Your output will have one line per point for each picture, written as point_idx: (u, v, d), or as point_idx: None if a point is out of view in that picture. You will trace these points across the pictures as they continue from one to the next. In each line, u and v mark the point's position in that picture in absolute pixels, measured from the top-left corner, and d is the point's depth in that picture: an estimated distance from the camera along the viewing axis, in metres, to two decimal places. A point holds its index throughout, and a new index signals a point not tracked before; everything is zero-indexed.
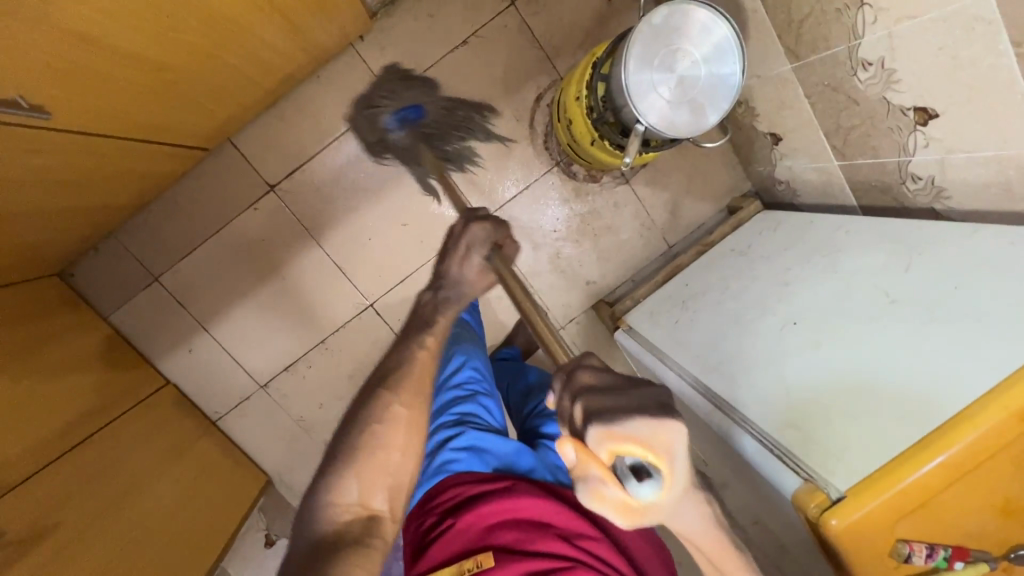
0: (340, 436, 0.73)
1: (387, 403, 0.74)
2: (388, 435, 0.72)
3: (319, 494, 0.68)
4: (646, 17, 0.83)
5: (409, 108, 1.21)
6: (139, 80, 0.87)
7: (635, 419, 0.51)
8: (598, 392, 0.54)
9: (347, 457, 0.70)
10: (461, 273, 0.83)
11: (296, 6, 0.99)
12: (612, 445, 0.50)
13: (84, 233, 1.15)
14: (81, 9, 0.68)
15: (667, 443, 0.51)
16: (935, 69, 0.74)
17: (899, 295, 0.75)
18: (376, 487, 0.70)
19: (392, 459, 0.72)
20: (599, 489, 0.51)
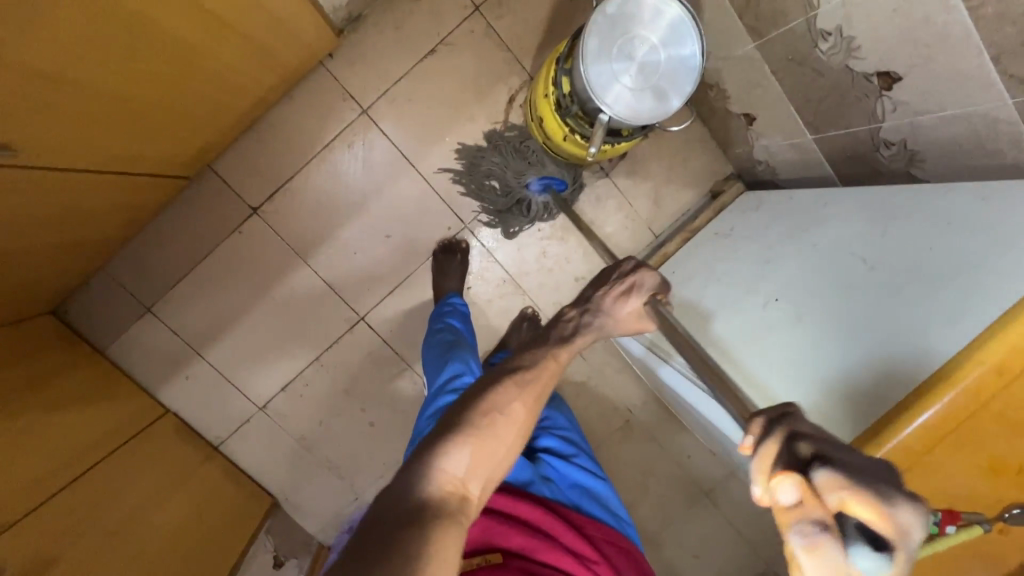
0: (456, 407, 0.61)
1: (511, 394, 0.62)
2: (505, 428, 0.60)
3: (429, 452, 0.57)
4: (597, 9, 0.84)
5: (555, 178, 1.27)
6: (109, 112, 0.85)
7: (879, 481, 0.34)
8: (826, 441, 0.38)
9: (453, 426, 0.59)
10: (614, 308, 0.71)
11: (262, 29, 1.01)
12: (848, 496, 0.33)
13: (74, 269, 1.17)
14: (41, 47, 0.67)
15: (909, 518, 0.33)
16: (892, 32, 0.73)
17: (876, 261, 0.75)
18: (479, 462, 0.58)
19: (497, 451, 0.59)
20: (819, 539, 0.31)
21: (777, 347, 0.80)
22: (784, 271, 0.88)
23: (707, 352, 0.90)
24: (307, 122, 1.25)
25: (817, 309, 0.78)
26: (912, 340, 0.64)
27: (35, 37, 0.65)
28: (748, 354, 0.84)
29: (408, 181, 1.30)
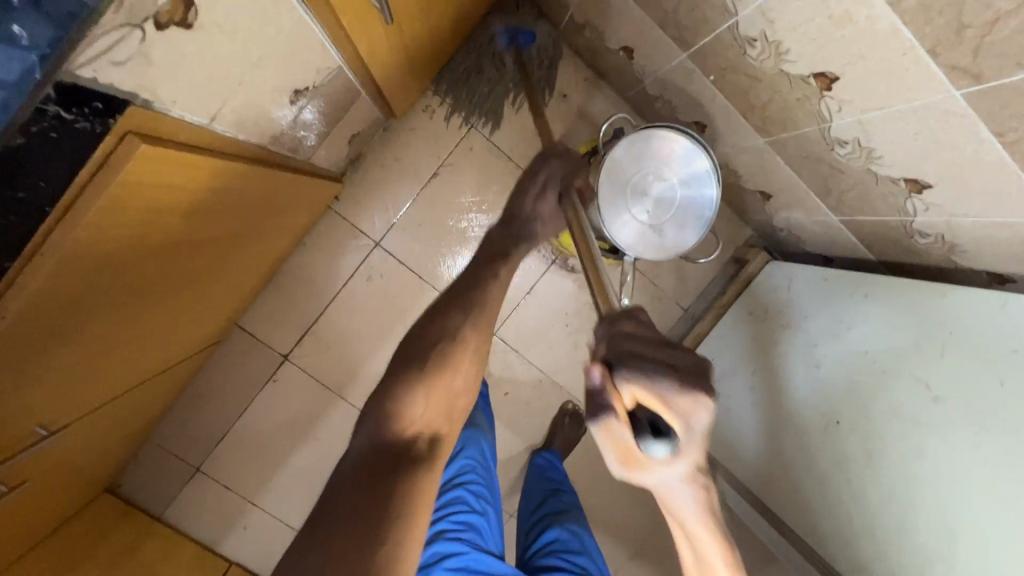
0: (406, 346, 0.56)
1: (457, 319, 0.57)
2: (461, 354, 0.55)
3: (382, 404, 0.52)
4: (605, 156, 0.82)
5: (524, 32, 1.19)
6: (151, 347, 0.82)
7: (666, 377, 0.43)
8: (642, 341, 0.46)
9: (406, 363, 0.54)
10: (535, 211, 0.74)
11: (292, 217, 1.02)
12: (638, 392, 0.44)
13: (127, 449, 1.17)
14: (101, 344, 0.64)
15: (695, 418, 0.43)
16: (916, 150, 0.70)
17: (941, 391, 0.72)
18: (440, 399, 0.53)
19: (457, 381, 0.55)
20: (611, 422, 0.45)
21: (854, 482, 0.80)
22: (840, 382, 0.86)
23: (778, 478, 0.94)
24: (323, 264, 1.25)
25: (880, 441, 0.77)
26: (996, 497, 0.63)
27: (95, 339, 0.62)
28: (825, 487, 0.84)
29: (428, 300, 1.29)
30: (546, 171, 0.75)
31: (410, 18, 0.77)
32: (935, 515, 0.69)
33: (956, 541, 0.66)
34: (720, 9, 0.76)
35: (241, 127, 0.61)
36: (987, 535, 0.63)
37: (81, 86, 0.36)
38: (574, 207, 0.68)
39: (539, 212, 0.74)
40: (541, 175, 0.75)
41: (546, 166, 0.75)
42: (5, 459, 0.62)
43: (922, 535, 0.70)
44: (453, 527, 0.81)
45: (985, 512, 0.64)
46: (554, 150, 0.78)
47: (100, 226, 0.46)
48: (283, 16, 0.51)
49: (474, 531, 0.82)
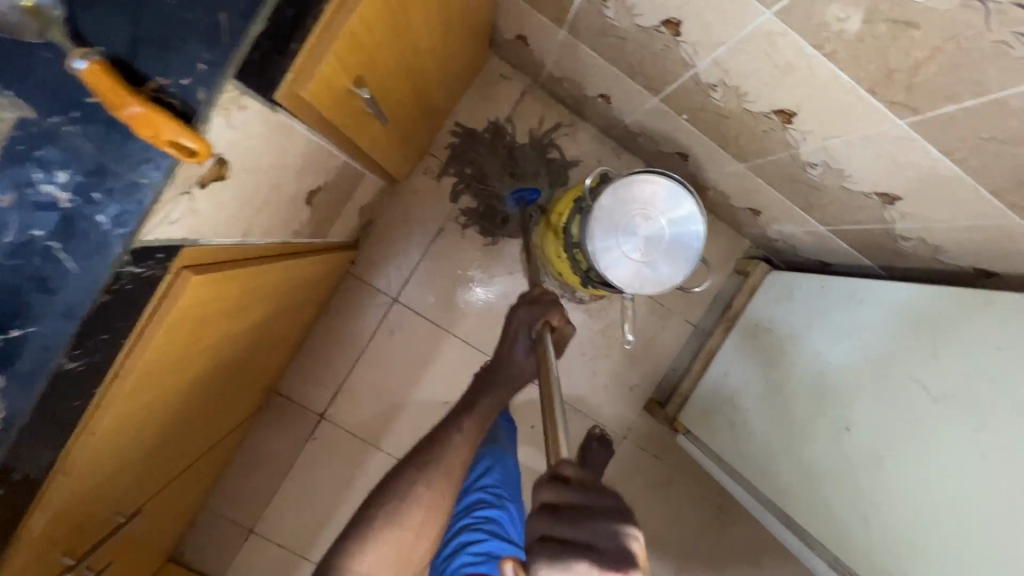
0: (367, 506, 0.70)
1: (411, 482, 0.70)
2: (409, 517, 0.69)
3: (337, 557, 0.67)
4: (594, 205, 0.89)
5: (529, 190, 1.27)
6: (206, 425, 0.91)
7: (581, 566, 0.41)
8: (567, 505, 0.45)
9: (364, 521, 0.69)
10: (513, 359, 0.82)
11: (316, 290, 1.12)
12: None
13: (187, 517, 1.24)
14: (165, 432, 0.73)
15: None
16: (880, 168, 0.75)
17: (939, 392, 0.75)
18: (384, 558, 0.67)
19: (404, 539, 0.68)
20: None
21: (864, 487, 0.82)
22: (846, 391, 0.90)
23: (794, 489, 0.96)
24: (347, 324, 1.34)
25: (889, 445, 0.80)
26: (995, 489, 0.66)
27: (160, 429, 0.70)
28: (839, 494, 0.86)
29: (448, 345, 1.36)
30: (515, 322, 0.83)
31: (402, 108, 0.86)
32: (943, 511, 0.71)
33: (963, 535, 0.68)
34: (681, 62, 0.83)
35: (268, 234, 0.70)
36: (988, 525, 0.66)
37: (148, 246, 0.44)
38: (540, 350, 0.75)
39: (515, 359, 0.82)
40: (511, 326, 0.84)
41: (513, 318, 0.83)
42: (92, 548, 0.69)
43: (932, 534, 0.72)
44: (475, 520, 0.86)
45: (986, 504, 0.66)
46: (526, 299, 0.87)
47: (164, 343, 0.54)
48: (297, 143, 0.59)
49: (495, 522, 0.87)
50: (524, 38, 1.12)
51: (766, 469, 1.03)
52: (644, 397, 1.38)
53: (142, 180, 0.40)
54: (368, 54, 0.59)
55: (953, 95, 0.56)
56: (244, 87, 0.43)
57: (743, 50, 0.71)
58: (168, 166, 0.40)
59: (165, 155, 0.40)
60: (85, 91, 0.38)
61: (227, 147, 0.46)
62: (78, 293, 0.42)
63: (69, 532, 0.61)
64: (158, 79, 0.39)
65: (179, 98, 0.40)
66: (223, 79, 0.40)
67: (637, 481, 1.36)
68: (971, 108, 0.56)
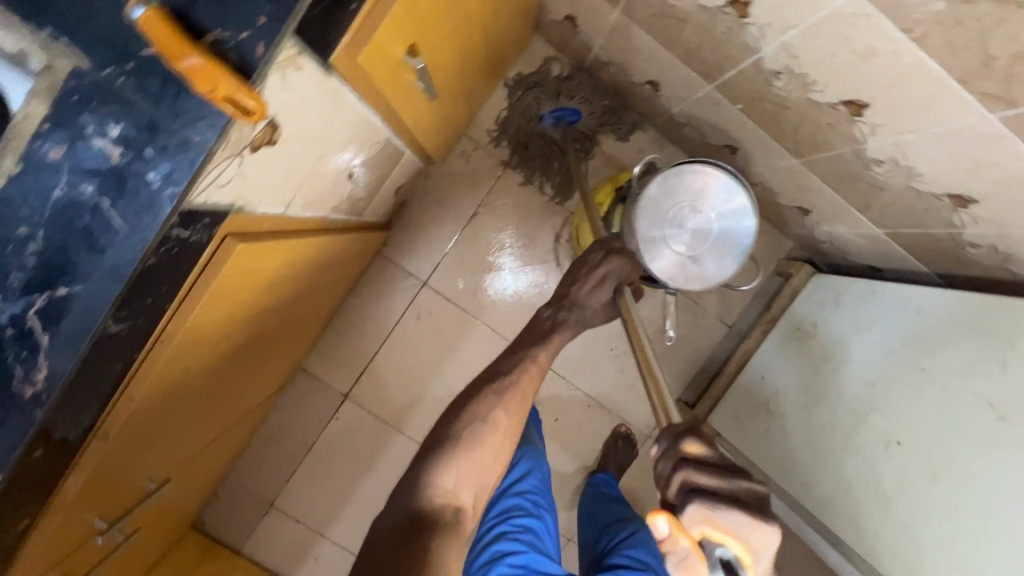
0: (447, 426, 0.66)
1: (490, 405, 0.68)
2: (488, 438, 0.65)
3: (418, 475, 0.62)
4: (641, 194, 0.85)
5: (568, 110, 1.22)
6: (236, 397, 0.90)
7: (734, 515, 0.53)
8: (708, 468, 0.56)
9: (444, 445, 0.64)
10: (587, 297, 0.79)
11: (349, 269, 1.11)
12: (708, 528, 0.53)
13: (211, 487, 1.26)
14: (197, 403, 0.72)
15: (759, 546, 0.53)
16: (958, 168, 0.70)
17: (1005, 410, 0.70)
18: (468, 476, 0.62)
19: (485, 460, 0.64)
20: (691, 566, 0.52)
21: (914, 504, 0.78)
22: (897, 403, 0.85)
23: (834, 501, 0.92)
24: (375, 306, 1.33)
25: (944, 462, 0.75)
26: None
27: (193, 399, 0.70)
28: (885, 510, 0.82)
29: (475, 332, 1.34)
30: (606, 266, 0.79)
31: (448, 85, 0.83)
32: (1001, 536, 0.67)
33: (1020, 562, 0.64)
34: (744, 47, 0.78)
35: (308, 208, 0.68)
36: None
37: (194, 209, 0.42)
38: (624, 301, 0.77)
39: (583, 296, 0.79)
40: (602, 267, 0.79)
41: (608, 260, 0.80)
42: (123, 514, 0.70)
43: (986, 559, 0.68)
44: (513, 528, 0.83)
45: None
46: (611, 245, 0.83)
47: (203, 314, 0.53)
48: (345, 113, 0.57)
49: (532, 532, 0.83)
50: (572, 19, 1.08)
51: (803, 478, 0.99)
52: (673, 397, 1.35)
53: (195, 138, 0.38)
54: (423, 23, 0.56)
55: None
56: (301, 46, 0.41)
57: (816, 33, 0.66)
58: (221, 126, 0.38)
59: (218, 114, 0.38)
60: (142, 42, 0.37)
61: (279, 110, 0.44)
62: (124, 253, 0.39)
63: (102, 497, 0.61)
64: (217, 32, 0.37)
65: (236, 52, 0.37)
66: (281, 35, 0.38)
67: None
68: None
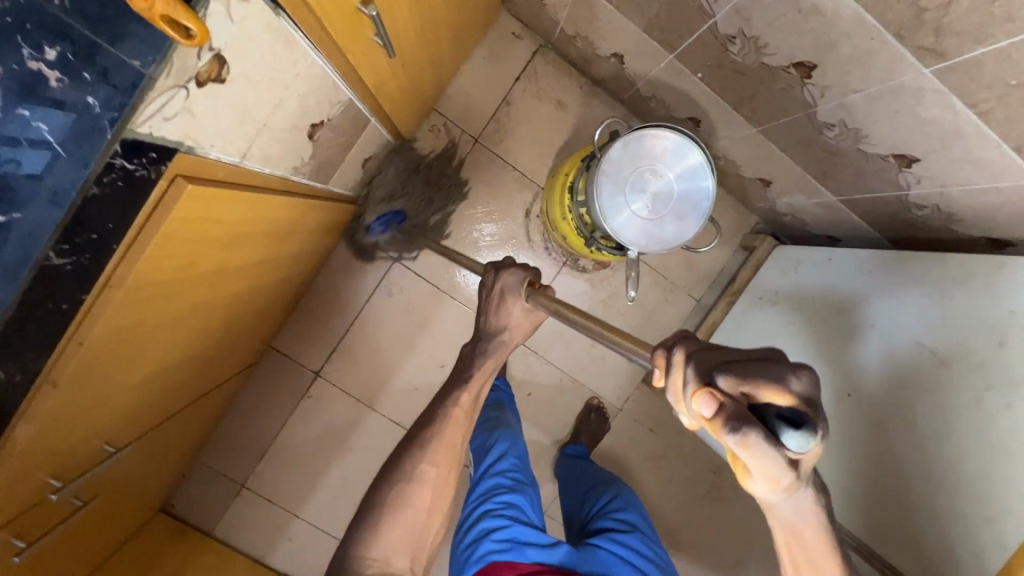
0: (374, 489, 0.69)
1: (418, 460, 0.70)
2: (419, 497, 0.68)
3: (346, 548, 0.64)
4: (603, 158, 0.87)
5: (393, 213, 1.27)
6: (200, 363, 0.88)
7: (773, 368, 0.41)
8: (716, 344, 0.46)
9: (371, 509, 0.67)
10: (500, 321, 0.80)
11: (319, 240, 1.11)
12: (752, 389, 0.40)
13: (178, 468, 1.24)
14: (156, 363, 0.71)
15: (803, 391, 0.40)
16: (899, 126, 0.73)
17: (946, 354, 0.75)
18: (400, 545, 0.65)
19: (417, 521, 0.67)
20: (752, 438, 0.39)
21: (870, 451, 0.82)
22: (850, 359, 0.89)
23: None
24: (346, 283, 1.33)
25: (893, 409, 0.79)
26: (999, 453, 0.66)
27: (151, 358, 0.69)
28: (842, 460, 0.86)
29: (448, 309, 1.35)
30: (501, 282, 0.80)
31: (411, 48, 0.83)
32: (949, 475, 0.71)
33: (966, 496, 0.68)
34: (699, 12, 0.80)
35: (268, 163, 0.68)
36: (991, 487, 0.66)
37: (138, 140, 0.41)
38: (544, 296, 0.76)
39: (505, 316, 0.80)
40: (497, 286, 0.80)
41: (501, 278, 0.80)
42: (78, 475, 0.69)
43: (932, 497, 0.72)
44: (496, 506, 0.85)
45: (990, 464, 0.66)
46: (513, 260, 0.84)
47: (155, 258, 0.52)
48: (299, 62, 0.57)
49: (516, 507, 0.85)
50: None
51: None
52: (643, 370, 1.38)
53: (134, 63, 0.38)
54: None
55: (984, 35, 0.54)
56: None
57: None
58: (163, 48, 0.38)
59: (160, 36, 0.38)
60: None
61: (226, 43, 0.44)
62: (67, 178, 0.40)
63: (54, 453, 0.60)
64: None
65: None
66: None
67: (632, 454, 1.38)
68: (1001, 51, 0.54)
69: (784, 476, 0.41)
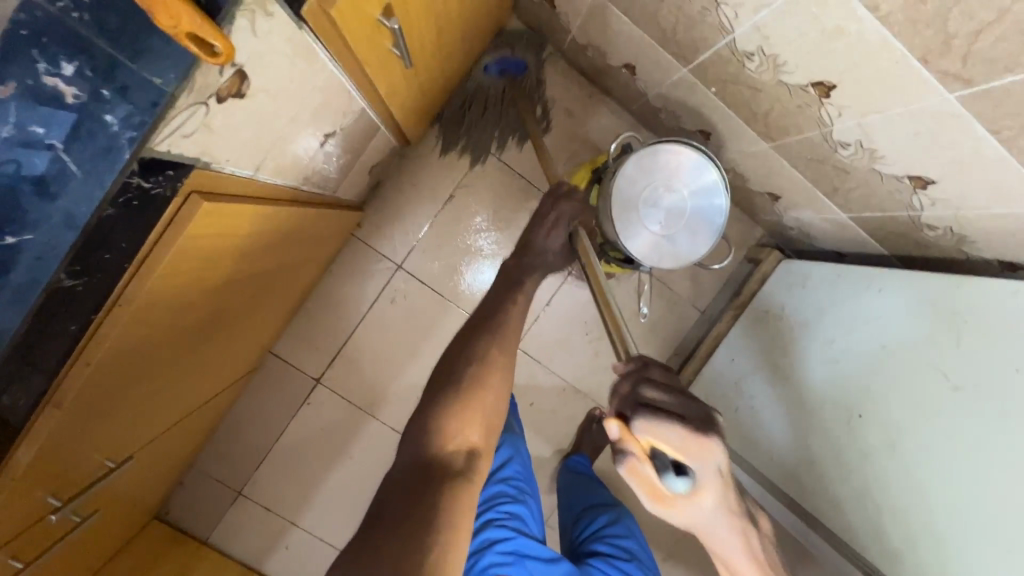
0: (442, 373, 0.62)
1: (487, 344, 0.64)
2: (488, 378, 0.60)
3: (426, 420, 0.57)
4: (616, 172, 0.86)
5: (512, 62, 1.25)
6: (201, 375, 0.87)
7: (675, 428, 0.59)
8: (670, 392, 0.62)
9: (444, 388, 0.60)
10: (546, 243, 0.83)
11: (323, 248, 1.09)
12: (651, 438, 0.59)
13: (174, 475, 1.21)
14: (161, 377, 0.70)
15: (703, 460, 0.59)
16: (917, 149, 0.73)
17: (960, 380, 0.74)
18: (477, 418, 0.58)
19: (487, 400, 0.59)
20: (636, 465, 0.60)
21: (878, 476, 0.81)
22: (859, 379, 0.89)
23: (803, 476, 0.95)
24: (347, 290, 1.31)
25: (904, 432, 0.79)
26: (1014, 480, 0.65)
27: (155, 373, 0.68)
28: (849, 482, 0.86)
29: (451, 316, 1.33)
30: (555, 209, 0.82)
31: (425, 56, 0.82)
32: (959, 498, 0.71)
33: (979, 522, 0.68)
34: (717, 28, 0.79)
35: (278, 175, 0.66)
36: (991, 514, 0.67)
37: (157, 158, 0.40)
38: (584, 247, 0.82)
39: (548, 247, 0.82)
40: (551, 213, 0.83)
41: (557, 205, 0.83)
42: (79, 493, 0.67)
43: (932, 518, 0.73)
44: (499, 516, 0.81)
45: (995, 491, 0.67)
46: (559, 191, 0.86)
47: (164, 279, 0.51)
48: (317, 74, 0.56)
49: (518, 518, 0.83)
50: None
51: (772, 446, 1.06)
52: None
53: (156, 81, 0.36)
54: None
55: (1013, 64, 0.53)
56: None
57: (788, 12, 0.68)
58: (186, 66, 0.36)
59: (183, 52, 0.36)
60: None
61: (247, 60, 0.42)
62: (81, 199, 0.38)
63: (57, 472, 0.59)
64: None
65: None
66: None
67: None
68: None
69: (665, 497, 0.61)
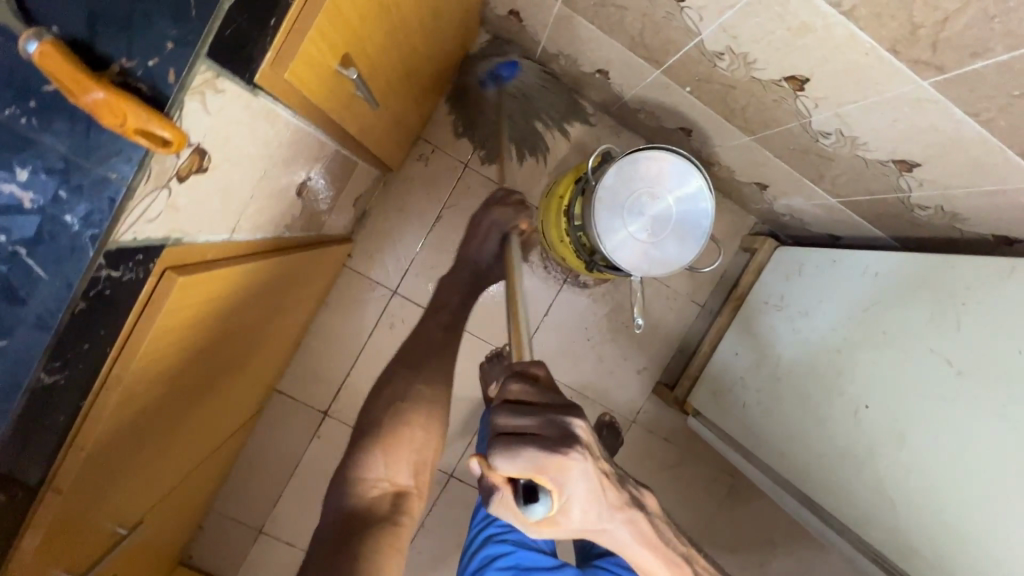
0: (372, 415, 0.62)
1: (409, 389, 0.65)
2: (416, 421, 0.62)
3: (346, 468, 0.57)
4: (598, 184, 0.85)
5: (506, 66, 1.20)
6: (205, 427, 0.88)
7: None
8: None
9: (376, 436, 0.60)
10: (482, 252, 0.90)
11: (316, 285, 1.10)
12: None
13: (193, 522, 1.22)
14: (164, 438, 0.71)
15: (565, 482, 0.45)
16: (898, 135, 0.72)
17: (965, 364, 0.73)
18: (401, 459, 0.59)
19: (416, 439, 0.61)
20: None
21: (886, 468, 0.80)
22: (864, 368, 0.88)
23: (812, 472, 0.93)
24: (345, 320, 1.31)
25: (913, 422, 0.77)
26: None
27: (157, 436, 0.68)
28: (860, 476, 0.84)
29: None
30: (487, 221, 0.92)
31: (393, 90, 0.81)
32: (974, 488, 0.69)
33: (999, 512, 0.66)
34: (684, 30, 0.78)
35: (257, 229, 0.66)
36: (1005, 502, 0.65)
37: (123, 248, 0.40)
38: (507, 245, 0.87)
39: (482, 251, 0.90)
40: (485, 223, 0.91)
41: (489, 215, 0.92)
42: (93, 563, 0.67)
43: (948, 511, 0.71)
44: (499, 529, 0.81)
45: (1006, 479, 0.65)
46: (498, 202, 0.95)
47: (150, 352, 0.51)
48: (281, 130, 0.56)
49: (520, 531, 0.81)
50: (517, 13, 1.07)
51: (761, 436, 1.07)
52: (652, 380, 1.37)
53: (112, 176, 0.36)
54: (353, 32, 0.55)
55: (983, 49, 0.52)
56: (218, 68, 0.39)
57: (752, 11, 0.66)
58: (140, 159, 0.36)
59: (134, 147, 0.36)
60: (41, 78, 0.34)
61: (204, 136, 0.42)
62: (51, 301, 0.38)
63: (69, 549, 0.59)
64: (122, 61, 0.35)
65: (146, 81, 0.35)
66: (195, 58, 0.36)
67: (647, 465, 1.36)
68: (1002, 63, 0.52)
69: None
